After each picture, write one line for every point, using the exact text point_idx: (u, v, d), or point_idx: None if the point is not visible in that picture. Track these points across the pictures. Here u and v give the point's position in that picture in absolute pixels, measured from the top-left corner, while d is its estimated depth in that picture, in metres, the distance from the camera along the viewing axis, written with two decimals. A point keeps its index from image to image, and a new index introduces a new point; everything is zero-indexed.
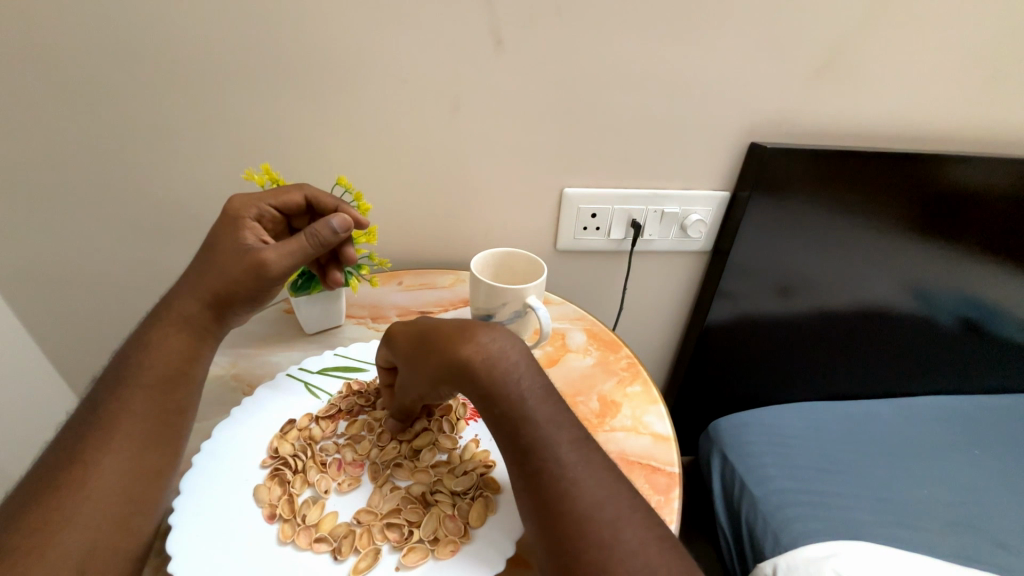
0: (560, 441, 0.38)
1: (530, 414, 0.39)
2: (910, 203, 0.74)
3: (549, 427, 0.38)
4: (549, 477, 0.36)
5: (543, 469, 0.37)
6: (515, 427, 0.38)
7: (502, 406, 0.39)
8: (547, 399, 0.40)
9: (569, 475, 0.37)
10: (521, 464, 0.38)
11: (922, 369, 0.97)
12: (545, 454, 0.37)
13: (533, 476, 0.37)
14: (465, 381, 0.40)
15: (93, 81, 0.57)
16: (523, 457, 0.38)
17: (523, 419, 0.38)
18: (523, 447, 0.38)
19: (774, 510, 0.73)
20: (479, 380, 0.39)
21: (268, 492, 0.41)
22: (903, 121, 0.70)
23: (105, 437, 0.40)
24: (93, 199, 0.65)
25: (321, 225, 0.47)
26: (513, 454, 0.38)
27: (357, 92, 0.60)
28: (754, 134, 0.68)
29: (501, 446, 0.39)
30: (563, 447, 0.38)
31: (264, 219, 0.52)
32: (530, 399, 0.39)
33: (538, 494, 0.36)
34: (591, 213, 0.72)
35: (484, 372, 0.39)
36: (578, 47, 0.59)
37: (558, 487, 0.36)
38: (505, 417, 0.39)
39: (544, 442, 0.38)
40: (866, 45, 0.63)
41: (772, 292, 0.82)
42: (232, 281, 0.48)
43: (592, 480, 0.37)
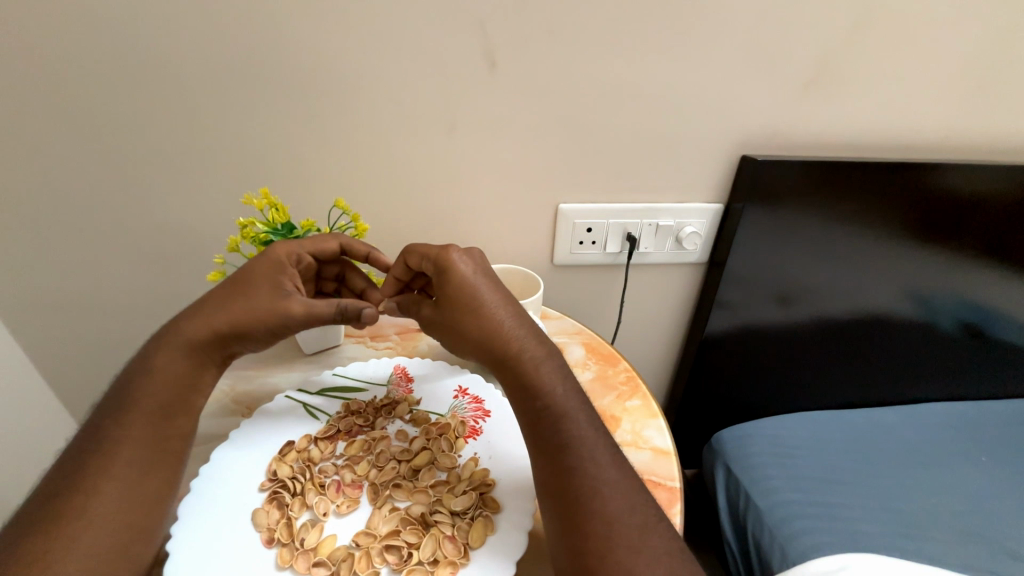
0: (594, 444, 0.42)
1: (570, 412, 0.43)
2: (905, 210, 0.75)
3: (585, 427, 0.43)
4: (581, 475, 0.40)
5: (577, 465, 0.40)
6: (553, 423, 0.43)
7: (543, 400, 0.44)
8: (583, 406, 0.44)
9: (601, 475, 0.40)
10: (553, 459, 0.41)
11: (925, 375, 0.97)
12: (578, 451, 0.41)
13: (565, 473, 0.40)
14: (512, 376, 0.46)
15: (98, 110, 0.59)
16: (556, 453, 0.41)
17: (563, 414, 0.43)
18: (558, 442, 0.42)
19: (781, 522, 0.72)
20: (522, 376, 0.45)
21: (267, 516, 0.41)
22: (891, 130, 0.71)
23: (105, 464, 0.40)
24: (95, 225, 0.66)
25: (356, 306, 0.50)
26: (545, 448, 0.42)
27: (354, 115, 0.62)
28: (745, 147, 0.69)
29: (535, 437, 0.43)
30: (597, 450, 0.42)
31: (301, 265, 0.53)
32: (570, 403, 0.44)
33: (567, 492, 0.40)
34: (587, 227, 0.73)
35: (532, 370, 0.45)
36: (570, 68, 0.61)
37: (588, 485, 0.39)
38: (546, 410, 0.43)
39: (579, 440, 0.42)
40: (851, 58, 0.64)
41: (771, 301, 0.82)
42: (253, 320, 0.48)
43: (621, 484, 0.40)
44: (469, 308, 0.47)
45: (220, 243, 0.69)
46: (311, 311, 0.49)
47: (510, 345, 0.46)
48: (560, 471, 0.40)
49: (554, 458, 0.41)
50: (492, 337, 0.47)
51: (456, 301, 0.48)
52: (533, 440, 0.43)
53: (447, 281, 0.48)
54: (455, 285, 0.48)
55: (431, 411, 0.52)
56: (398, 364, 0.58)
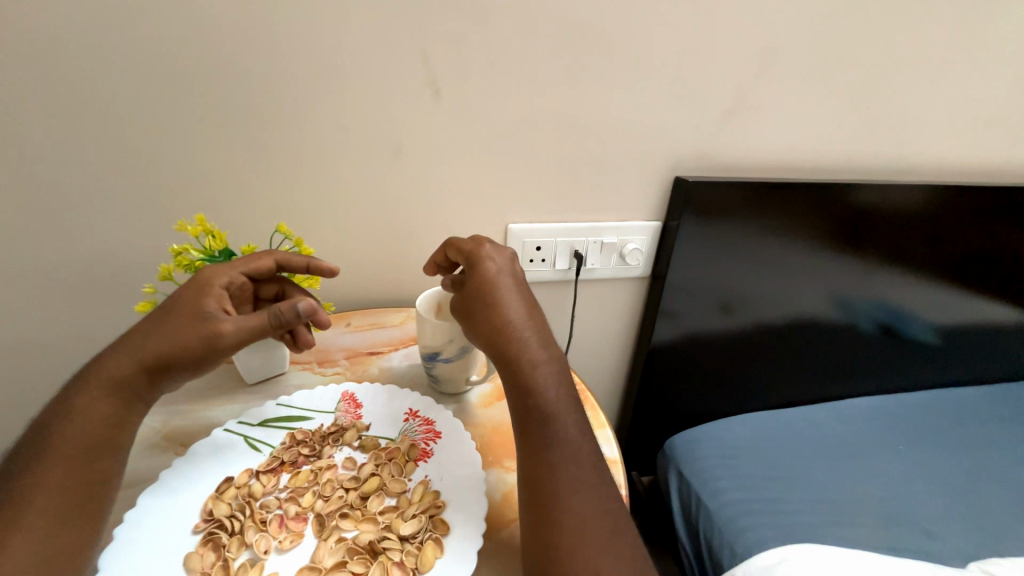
0: (578, 447, 0.44)
1: (559, 414, 0.45)
2: (819, 224, 0.83)
3: (572, 429, 0.44)
4: (561, 475, 0.42)
5: (560, 464, 0.42)
6: (543, 421, 0.44)
7: (536, 400, 0.45)
8: (572, 409, 0.46)
9: (579, 477, 0.42)
10: (537, 456, 0.43)
11: (849, 373, 1.06)
12: (563, 451, 0.43)
13: (546, 470, 0.42)
14: (510, 375, 0.46)
15: (11, 133, 0.55)
16: (540, 450, 0.43)
17: (552, 416, 0.44)
18: (545, 440, 0.43)
19: (727, 521, 0.75)
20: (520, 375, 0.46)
21: (201, 560, 0.39)
22: (802, 154, 0.79)
23: (15, 517, 0.37)
24: (6, 254, 0.61)
25: (287, 305, 0.47)
26: (532, 443, 0.44)
27: (297, 140, 0.61)
28: (677, 169, 0.75)
29: (525, 433, 0.44)
30: (580, 453, 0.43)
31: (232, 286, 0.51)
32: (562, 405, 0.45)
33: (544, 488, 0.41)
34: (535, 246, 0.76)
35: (530, 370, 0.46)
36: (512, 95, 0.64)
37: (565, 485, 0.41)
38: (538, 411, 0.45)
39: (565, 442, 0.43)
40: (763, 91, 0.72)
41: (710, 311, 0.87)
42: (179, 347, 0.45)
43: (595, 490, 0.42)
44: (485, 301, 0.48)
45: (153, 271, 0.66)
46: (242, 326, 0.47)
47: (514, 343, 0.47)
48: (542, 469, 0.42)
49: (538, 455, 0.43)
50: (500, 335, 0.47)
51: (475, 295, 0.49)
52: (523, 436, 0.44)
53: (476, 271, 0.50)
54: (483, 278, 0.49)
55: (381, 436, 0.51)
56: (346, 390, 0.57)
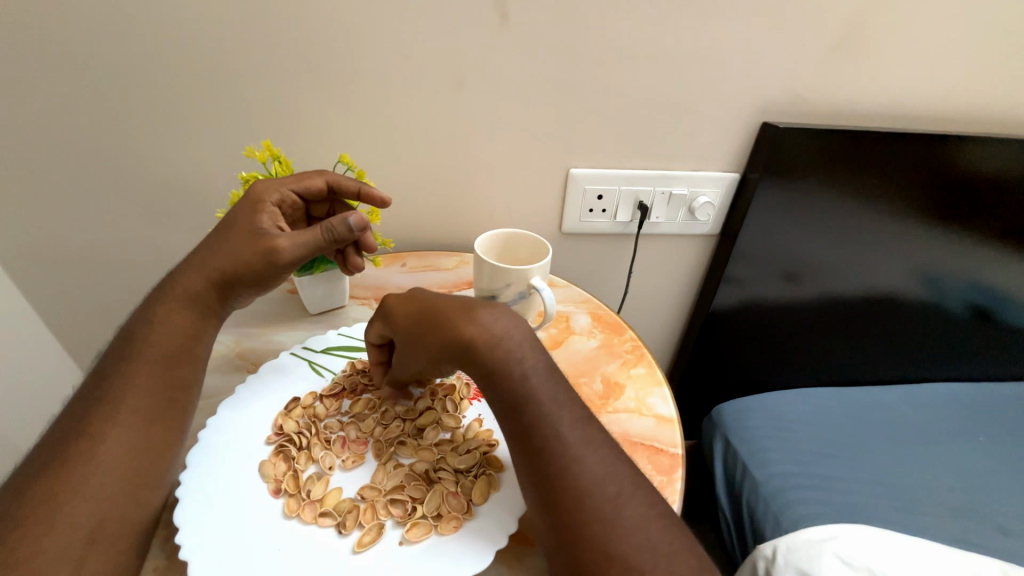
0: (563, 422, 0.39)
1: (533, 393, 0.40)
2: (926, 185, 0.72)
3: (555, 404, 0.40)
4: (558, 453, 0.38)
5: (544, 448, 0.38)
6: (516, 407, 0.39)
7: (503, 386, 0.40)
8: (548, 382, 0.41)
9: (572, 454, 0.38)
10: (525, 440, 0.39)
11: (930, 355, 0.96)
12: (550, 430, 0.38)
13: (537, 455, 0.38)
14: (469, 361, 0.41)
15: (91, 54, 0.56)
16: (528, 434, 0.39)
17: (526, 397, 0.39)
18: (529, 424, 0.39)
19: (775, 493, 0.73)
20: (481, 360, 0.40)
21: (274, 467, 0.42)
22: (921, 100, 0.67)
23: (113, 411, 0.41)
24: (95, 178, 0.65)
25: (334, 222, 0.46)
26: (516, 432, 0.39)
27: (358, 69, 0.59)
28: (766, 114, 0.66)
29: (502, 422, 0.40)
30: (566, 429, 0.39)
31: (284, 205, 0.51)
32: (537, 379, 0.40)
33: (540, 471, 0.38)
34: (597, 195, 0.71)
35: (490, 353, 0.40)
36: (585, 21, 0.57)
37: (565, 463, 0.37)
38: (507, 395, 0.40)
39: (551, 419, 0.39)
40: (885, 20, 0.60)
41: (780, 277, 0.80)
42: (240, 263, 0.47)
43: (595, 458, 0.38)
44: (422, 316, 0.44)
45: (223, 200, 0.68)
46: (295, 241, 0.47)
47: (461, 334, 0.41)
48: (535, 453, 0.38)
49: (526, 440, 0.39)
50: (444, 333, 0.42)
51: (412, 328, 0.44)
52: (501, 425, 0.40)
53: (397, 315, 0.46)
54: (409, 305, 0.46)
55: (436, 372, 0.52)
56: None
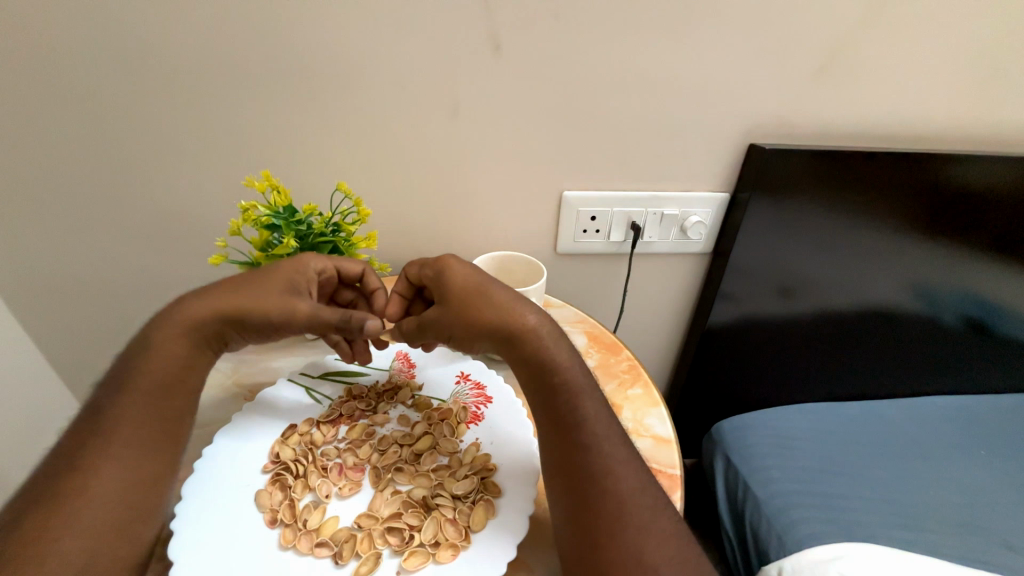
0: (607, 423, 0.42)
1: (583, 391, 0.43)
2: (912, 201, 0.74)
3: (593, 408, 0.42)
4: (594, 454, 0.40)
5: (591, 443, 0.40)
6: (567, 400, 0.42)
7: (560, 377, 0.43)
8: (594, 385, 0.44)
9: (613, 455, 0.40)
10: (563, 438, 0.41)
11: (927, 368, 0.96)
12: (595, 427, 0.41)
13: (580, 451, 0.40)
14: (524, 354, 0.44)
15: (97, 88, 0.58)
16: (568, 432, 0.41)
17: (577, 394, 0.42)
18: (570, 422, 0.41)
19: (778, 512, 0.72)
20: (539, 353, 0.44)
21: (269, 497, 0.41)
22: (903, 120, 0.69)
23: (105, 444, 0.40)
24: (96, 207, 0.66)
25: (358, 317, 0.47)
26: (555, 427, 0.42)
27: (356, 99, 0.61)
28: (752, 136, 0.68)
29: (548, 416, 0.42)
30: (610, 429, 0.42)
31: (322, 277, 0.52)
32: (581, 383, 0.43)
33: (581, 468, 0.39)
34: (591, 216, 0.72)
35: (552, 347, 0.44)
36: (574, 52, 0.60)
37: (600, 464, 0.39)
38: (561, 388, 0.43)
39: (590, 420, 0.41)
40: (862, 46, 0.63)
41: (775, 293, 0.81)
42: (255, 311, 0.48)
43: (631, 465, 0.40)
44: (474, 294, 0.46)
45: (222, 227, 0.69)
46: (313, 315, 0.48)
47: (524, 323, 0.45)
48: (571, 451, 0.40)
49: (564, 437, 0.41)
50: (508, 316, 0.45)
51: (466, 297, 0.46)
52: (546, 419, 0.42)
53: (454, 276, 0.47)
54: (458, 277, 0.47)
55: (433, 396, 0.52)
56: (400, 349, 0.58)
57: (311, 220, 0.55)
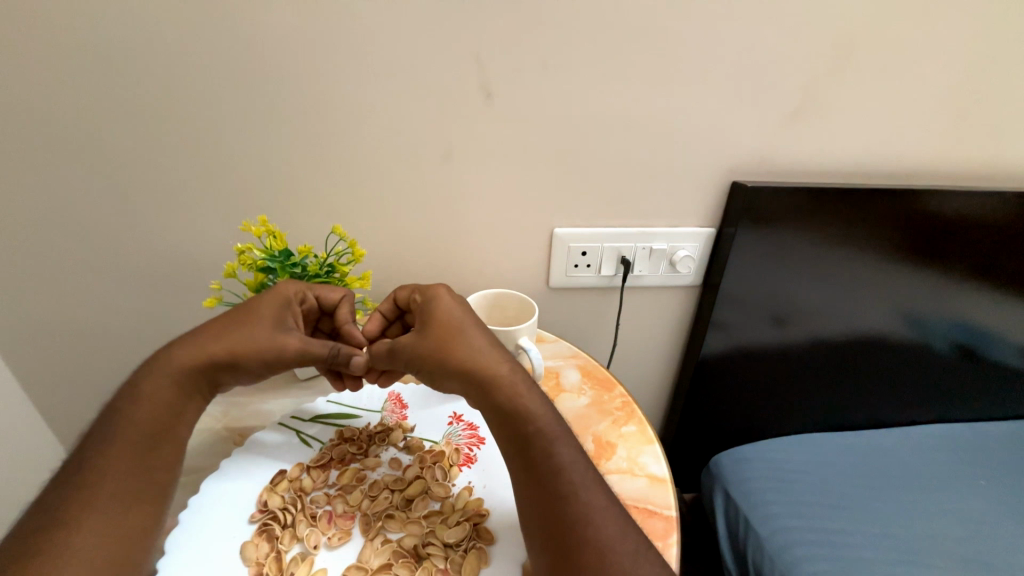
0: (584, 469, 0.41)
1: (559, 438, 0.42)
2: (893, 232, 0.76)
3: (570, 454, 0.42)
4: (573, 503, 0.39)
5: (569, 491, 0.40)
6: (543, 447, 0.42)
7: (535, 423, 0.43)
8: (569, 431, 0.44)
9: (594, 505, 0.39)
10: (542, 487, 0.40)
11: (921, 396, 0.97)
12: (573, 474, 0.41)
13: (558, 502, 0.39)
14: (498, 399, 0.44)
15: (100, 137, 0.60)
16: (546, 481, 0.40)
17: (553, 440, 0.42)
18: (547, 470, 0.41)
19: (780, 550, 0.70)
20: (513, 399, 0.43)
21: (256, 549, 0.41)
22: (877, 158, 0.73)
23: (87, 497, 0.39)
24: (93, 251, 0.67)
25: (348, 352, 0.50)
26: (532, 476, 0.41)
27: (353, 143, 0.63)
28: (735, 174, 0.71)
29: (524, 465, 0.42)
30: (587, 476, 0.41)
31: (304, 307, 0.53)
32: (557, 429, 0.43)
33: (562, 519, 0.39)
34: (582, 251, 0.74)
35: (526, 392, 0.44)
36: (560, 100, 0.63)
37: (580, 514, 0.39)
38: (537, 435, 0.42)
39: (567, 467, 0.41)
40: (833, 91, 0.67)
41: (765, 323, 0.82)
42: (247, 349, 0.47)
43: (612, 513, 0.40)
44: (451, 332, 0.46)
45: (218, 267, 0.70)
46: (307, 350, 0.49)
47: (499, 367, 0.45)
48: (550, 501, 0.40)
49: (541, 486, 0.40)
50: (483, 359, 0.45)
51: (444, 339, 0.46)
52: (522, 467, 0.42)
53: (433, 318, 0.48)
54: (438, 316, 0.48)
55: (425, 438, 0.52)
56: (392, 389, 0.58)
57: (307, 261, 0.56)
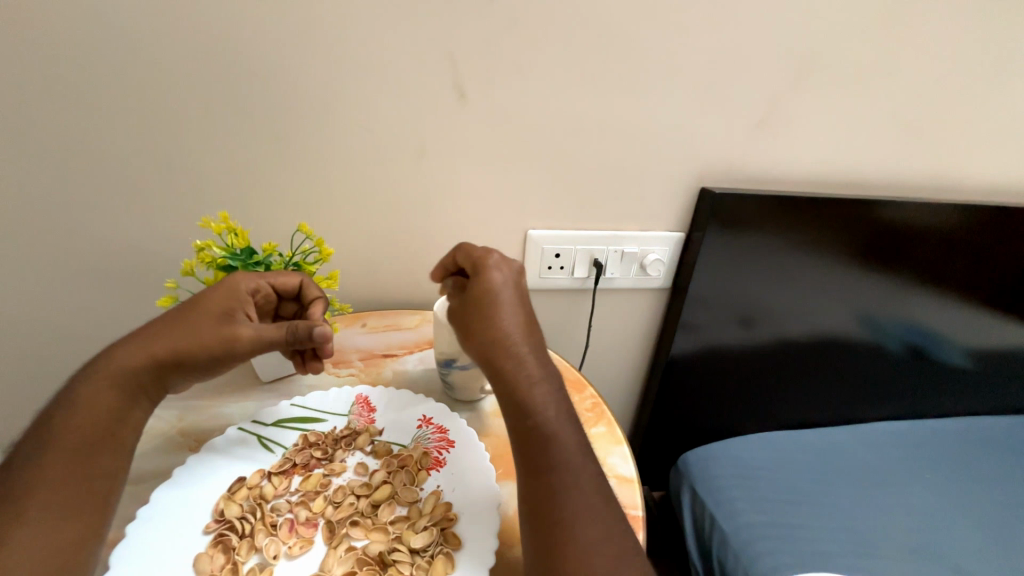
0: (582, 470, 0.42)
1: (561, 436, 0.43)
2: (849, 239, 0.80)
3: (572, 453, 0.43)
4: (564, 502, 0.40)
5: (562, 489, 0.41)
6: (545, 442, 0.43)
7: (541, 418, 0.44)
8: (574, 429, 0.44)
9: (583, 507, 0.40)
10: (536, 480, 0.42)
11: (873, 394, 1.02)
12: (569, 473, 0.42)
13: (550, 497, 0.41)
14: (509, 389, 0.45)
15: (44, 123, 0.56)
16: (542, 474, 0.42)
17: (555, 436, 0.43)
18: (544, 463, 0.42)
19: (743, 545, 0.73)
20: (525, 392, 0.44)
21: (210, 562, 0.39)
22: (834, 168, 0.76)
23: (17, 512, 0.37)
24: (35, 244, 0.62)
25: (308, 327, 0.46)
26: (531, 467, 0.42)
27: (322, 139, 0.61)
28: (703, 180, 0.73)
29: (525, 456, 0.43)
30: (582, 477, 0.42)
31: (258, 296, 0.50)
32: (562, 427, 0.44)
33: (551, 514, 0.40)
34: (555, 253, 0.74)
35: (537, 386, 0.45)
36: (534, 101, 0.63)
37: (569, 513, 0.40)
38: (541, 430, 0.43)
39: (563, 466, 0.42)
40: (793, 103, 0.69)
41: (729, 324, 0.85)
42: (191, 347, 0.45)
43: (601, 517, 0.40)
44: (483, 317, 0.46)
45: (175, 263, 0.66)
46: (258, 340, 0.47)
47: (518, 358, 0.45)
48: (543, 495, 0.41)
49: (536, 479, 0.42)
50: (502, 347, 0.45)
51: (476, 319, 0.47)
52: (522, 458, 0.43)
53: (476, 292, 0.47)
54: (478, 291, 0.47)
55: (393, 441, 0.51)
56: (359, 391, 0.56)
57: (270, 259, 0.54)
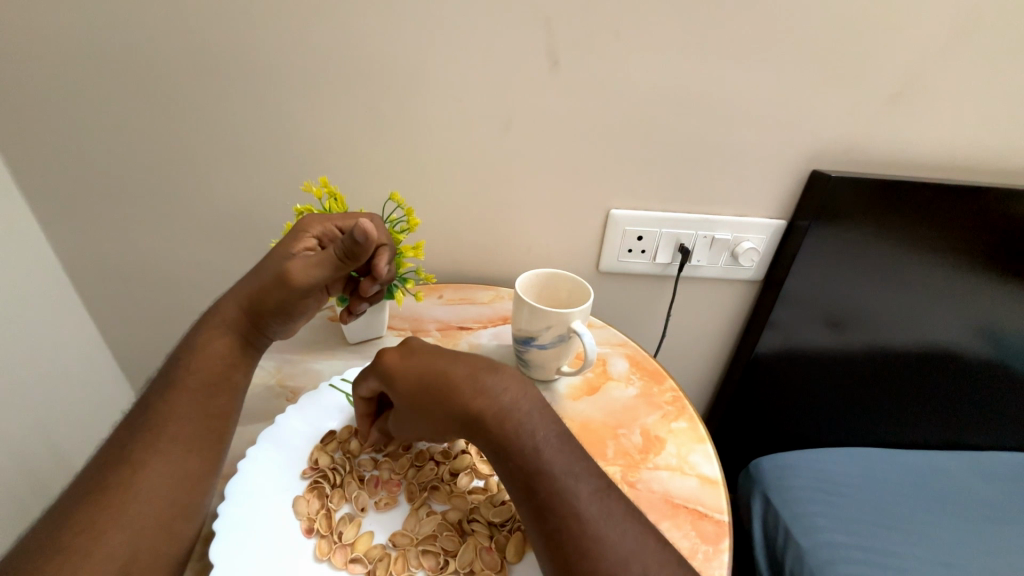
0: (579, 495, 0.36)
1: (546, 466, 0.37)
2: (991, 237, 0.68)
3: (566, 481, 0.36)
4: (569, 535, 0.34)
5: (562, 525, 0.35)
6: (530, 480, 0.37)
7: (517, 458, 0.37)
8: (560, 454, 0.38)
9: (595, 533, 0.34)
10: (536, 522, 0.36)
11: (997, 419, 0.88)
12: (567, 503, 0.35)
13: (554, 535, 0.35)
14: (477, 433, 0.39)
15: (171, 91, 0.61)
16: (539, 513, 0.36)
17: (537, 469, 0.37)
18: (538, 503, 0.36)
19: (823, 564, 0.66)
20: (492, 433, 0.39)
21: (307, 505, 0.42)
22: (987, 152, 0.64)
23: (151, 439, 0.41)
24: (161, 203, 0.69)
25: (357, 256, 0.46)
26: (529, 510, 0.36)
27: (411, 109, 0.62)
28: (816, 162, 0.65)
29: (516, 498, 0.38)
30: (584, 501, 0.36)
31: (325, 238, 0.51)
32: (544, 457, 0.37)
33: (563, 551, 0.34)
34: (638, 235, 0.70)
35: (504, 423, 0.39)
36: (631, 69, 0.59)
37: (581, 545, 0.34)
38: (518, 467, 0.37)
39: (558, 498, 0.36)
40: (943, 71, 0.59)
41: (826, 325, 0.76)
42: (265, 286, 0.48)
43: (618, 536, 0.35)
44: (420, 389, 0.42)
45: (275, 227, 0.71)
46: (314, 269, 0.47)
47: (471, 405, 0.40)
48: (547, 535, 0.35)
49: (538, 522, 0.36)
50: (449, 401, 0.40)
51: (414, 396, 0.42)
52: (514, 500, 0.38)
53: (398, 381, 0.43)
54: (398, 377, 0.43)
55: None
56: None
57: None
